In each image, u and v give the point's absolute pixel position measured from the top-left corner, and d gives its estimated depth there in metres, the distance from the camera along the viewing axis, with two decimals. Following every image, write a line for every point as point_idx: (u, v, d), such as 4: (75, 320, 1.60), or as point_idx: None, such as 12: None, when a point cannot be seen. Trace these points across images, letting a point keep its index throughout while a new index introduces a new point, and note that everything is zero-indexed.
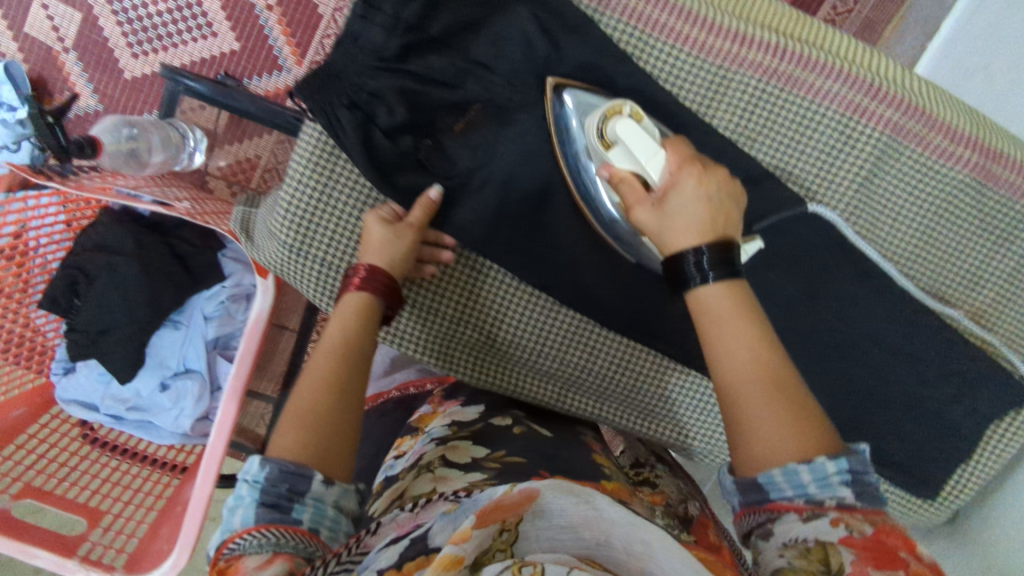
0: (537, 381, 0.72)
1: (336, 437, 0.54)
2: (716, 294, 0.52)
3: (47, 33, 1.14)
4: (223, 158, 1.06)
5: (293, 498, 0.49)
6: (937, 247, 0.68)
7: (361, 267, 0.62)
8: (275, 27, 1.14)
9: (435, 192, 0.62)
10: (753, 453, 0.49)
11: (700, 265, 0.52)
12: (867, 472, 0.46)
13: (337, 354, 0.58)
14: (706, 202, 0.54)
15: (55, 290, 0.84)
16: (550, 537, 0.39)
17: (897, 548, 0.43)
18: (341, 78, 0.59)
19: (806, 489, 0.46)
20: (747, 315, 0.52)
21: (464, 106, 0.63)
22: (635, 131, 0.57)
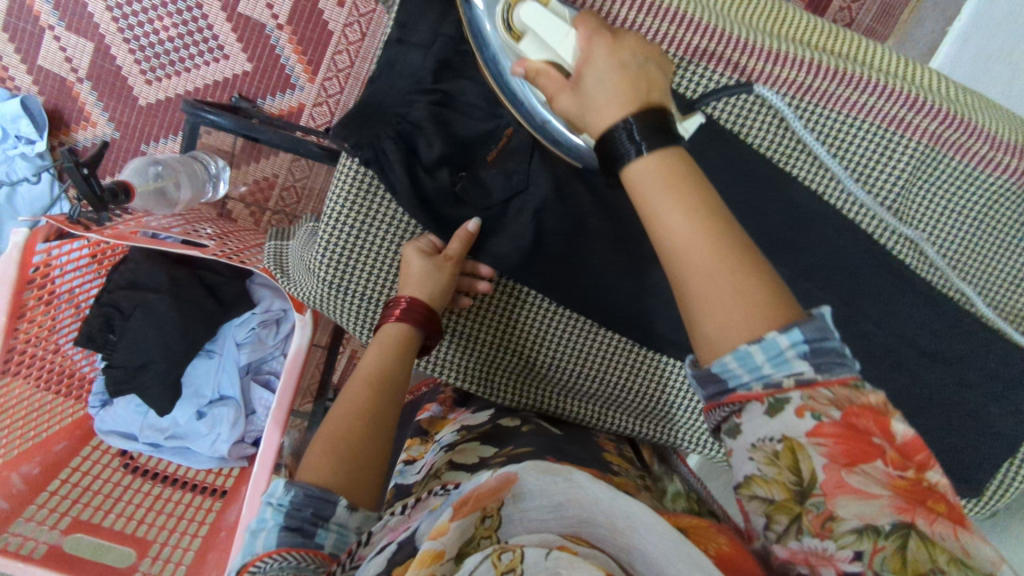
0: (576, 401, 0.74)
1: (367, 468, 0.56)
2: (647, 167, 0.46)
3: (60, 64, 1.14)
4: (244, 181, 1.07)
5: (317, 523, 0.50)
6: (971, 247, 0.71)
7: (401, 299, 0.62)
8: (286, 45, 1.14)
9: (473, 224, 0.63)
10: (712, 344, 0.45)
11: (632, 137, 0.46)
12: (829, 338, 0.42)
13: (374, 383, 0.60)
14: (622, 69, 0.50)
15: (91, 328, 0.86)
16: (535, 518, 0.38)
17: (870, 431, 0.41)
18: (381, 108, 0.64)
19: (762, 371, 0.43)
20: (679, 188, 0.46)
21: (498, 135, 0.66)
22: (543, 17, 0.53)
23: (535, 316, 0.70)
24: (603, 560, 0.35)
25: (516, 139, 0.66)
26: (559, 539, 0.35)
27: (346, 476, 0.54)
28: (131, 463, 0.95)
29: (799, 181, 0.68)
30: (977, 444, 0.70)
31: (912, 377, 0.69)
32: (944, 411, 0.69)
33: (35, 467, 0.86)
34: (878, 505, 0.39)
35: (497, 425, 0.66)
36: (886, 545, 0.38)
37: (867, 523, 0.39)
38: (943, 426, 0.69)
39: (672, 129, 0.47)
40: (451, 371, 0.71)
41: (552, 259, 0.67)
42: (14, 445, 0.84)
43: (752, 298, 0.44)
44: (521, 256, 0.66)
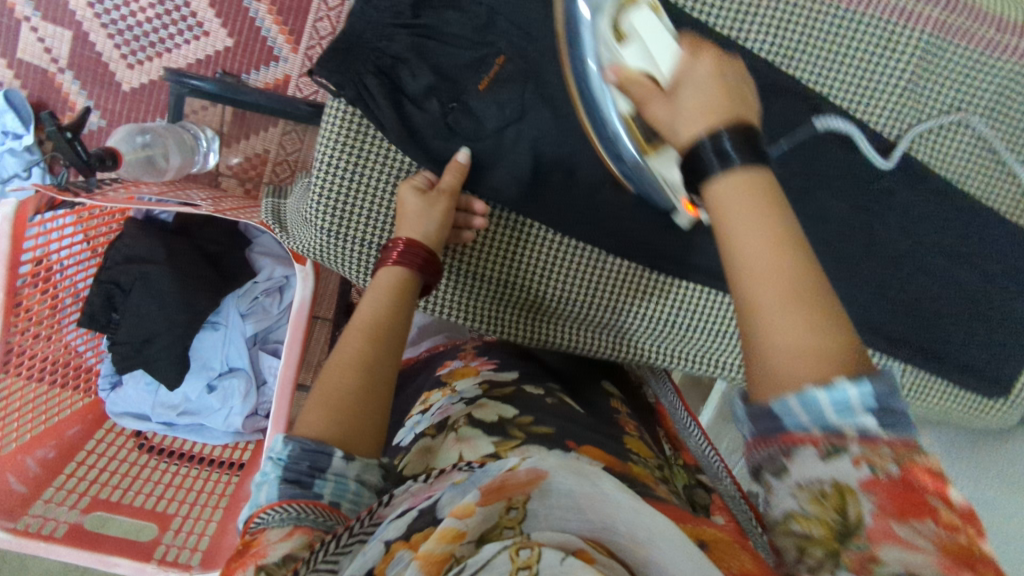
0: (586, 333, 0.72)
1: (363, 415, 0.50)
2: (733, 186, 0.43)
3: (40, 55, 1.13)
4: (235, 155, 1.05)
5: (315, 474, 0.44)
6: (983, 139, 0.70)
7: (398, 241, 0.60)
8: (265, 16, 1.12)
9: (463, 154, 0.62)
10: (771, 373, 0.40)
11: (722, 150, 0.44)
12: (899, 397, 0.36)
13: (371, 333, 0.55)
14: (721, 83, 0.48)
15: (92, 307, 0.84)
16: (559, 519, 0.36)
17: (927, 493, 0.34)
18: (359, 44, 0.60)
19: (824, 416, 0.36)
20: (764, 209, 0.43)
21: (488, 61, 0.63)
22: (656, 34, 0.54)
23: (541, 251, 0.69)
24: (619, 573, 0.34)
25: (508, 68, 0.63)
26: (578, 542, 0.34)
27: (340, 428, 0.48)
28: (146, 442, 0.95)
29: (805, 84, 0.68)
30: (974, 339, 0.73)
31: (906, 278, 0.72)
32: (941, 308, 0.72)
33: (50, 451, 0.85)
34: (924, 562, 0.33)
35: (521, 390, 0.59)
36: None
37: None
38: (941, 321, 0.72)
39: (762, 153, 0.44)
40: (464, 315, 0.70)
41: (553, 189, 0.66)
42: (27, 429, 0.82)
43: (826, 341, 0.39)
44: (522, 187, 0.66)
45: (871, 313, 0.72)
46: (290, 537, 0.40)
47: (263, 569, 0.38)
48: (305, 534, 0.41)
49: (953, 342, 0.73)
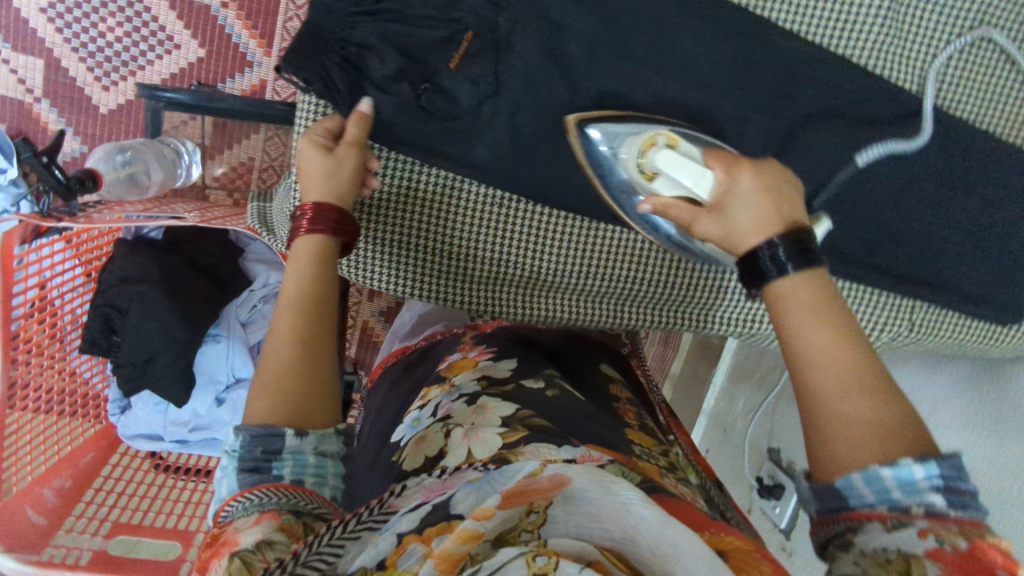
0: (575, 301, 0.73)
1: (314, 391, 0.49)
2: (795, 286, 0.47)
3: (14, 86, 1.11)
4: (220, 166, 1.04)
5: (271, 458, 0.45)
6: (976, 62, 0.67)
7: (307, 206, 0.55)
8: (235, 23, 1.10)
9: (366, 105, 0.59)
10: (834, 451, 0.42)
11: (776, 258, 0.48)
12: (966, 479, 0.39)
13: (296, 306, 0.51)
14: (765, 191, 0.50)
15: (93, 332, 0.83)
16: (580, 526, 0.35)
17: (993, 568, 0.34)
18: (323, 37, 0.58)
19: (890, 494, 0.39)
20: (820, 307, 0.46)
21: (457, 38, 0.60)
22: (674, 157, 0.52)
23: (540, 226, 0.68)
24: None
25: (478, 42, 0.61)
26: (596, 553, 0.33)
27: (289, 410, 0.48)
28: (161, 462, 0.96)
29: (778, 25, 0.64)
30: (984, 270, 0.70)
31: (908, 211, 0.70)
32: (945, 242, 0.70)
33: (66, 481, 0.84)
34: None
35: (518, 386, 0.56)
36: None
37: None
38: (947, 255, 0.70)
39: (815, 253, 0.48)
40: (468, 299, 0.71)
41: (536, 161, 0.65)
42: (40, 461, 0.81)
43: (885, 415, 0.42)
44: (503, 160, 0.65)
45: (873, 252, 0.71)
46: (258, 524, 0.42)
47: (238, 555, 0.39)
48: (274, 519, 0.42)
49: (962, 275, 0.71)
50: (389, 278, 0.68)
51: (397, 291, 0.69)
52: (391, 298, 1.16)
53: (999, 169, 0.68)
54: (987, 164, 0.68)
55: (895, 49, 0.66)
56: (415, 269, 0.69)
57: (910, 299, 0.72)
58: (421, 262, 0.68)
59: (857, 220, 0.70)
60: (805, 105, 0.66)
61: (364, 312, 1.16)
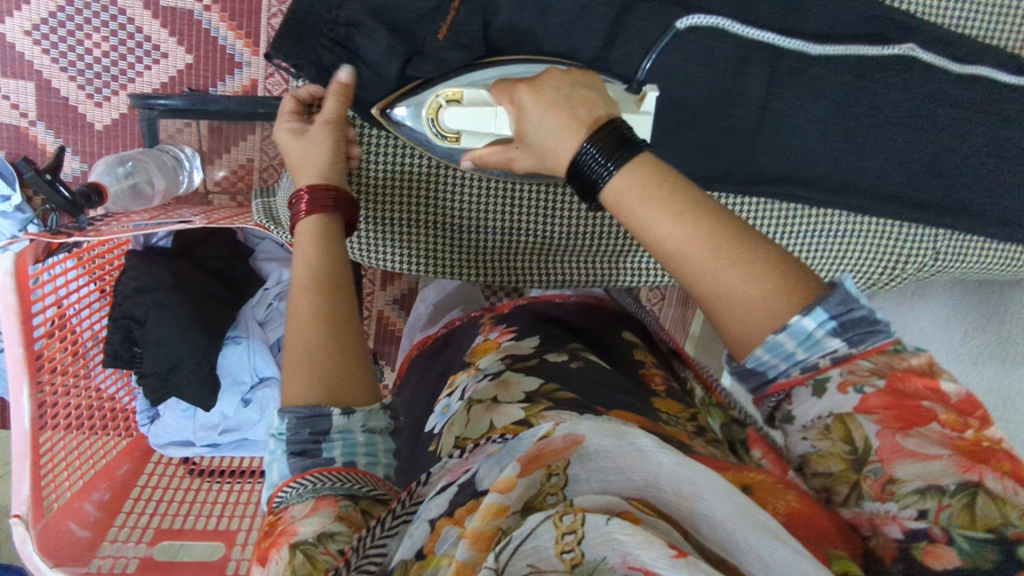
0: (588, 258, 0.72)
1: (348, 365, 0.49)
2: (623, 190, 0.45)
3: (9, 112, 1.12)
4: (221, 169, 1.04)
5: (319, 439, 0.45)
6: None
7: (302, 189, 0.55)
8: (219, 25, 1.09)
9: (344, 74, 0.57)
10: (736, 333, 0.44)
11: (596, 160, 0.45)
12: (856, 307, 0.41)
13: (307, 284, 0.51)
14: (558, 107, 0.48)
15: (114, 345, 0.84)
16: (601, 480, 0.34)
17: (919, 394, 0.39)
18: (313, 17, 0.58)
19: (796, 356, 0.42)
20: (671, 198, 0.44)
21: (444, 7, 0.58)
22: (465, 117, 0.54)
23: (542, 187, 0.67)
24: (666, 530, 0.32)
25: (465, 10, 0.59)
26: (621, 503, 0.32)
27: (324, 384, 0.47)
28: (195, 467, 0.97)
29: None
30: (1001, 191, 0.67)
31: (927, 136, 0.66)
32: (966, 162, 0.67)
33: (105, 493, 0.85)
34: (941, 466, 0.37)
35: (543, 360, 0.56)
36: (952, 503, 0.36)
37: (930, 483, 0.37)
38: (970, 177, 0.67)
39: (634, 140, 0.45)
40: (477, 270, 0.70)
41: None
42: (78, 477, 0.82)
43: (761, 282, 0.43)
44: None
45: (890, 183, 0.68)
46: (316, 512, 0.42)
47: (299, 547, 0.39)
48: (331, 506, 0.42)
49: (985, 199, 0.68)
50: (403, 257, 0.68)
51: (407, 268, 0.68)
52: (403, 285, 1.16)
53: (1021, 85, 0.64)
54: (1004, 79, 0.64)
55: None
56: (420, 244, 0.68)
57: (933, 228, 0.70)
58: (430, 238, 0.68)
59: (871, 156, 0.67)
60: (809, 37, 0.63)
61: (379, 302, 1.16)
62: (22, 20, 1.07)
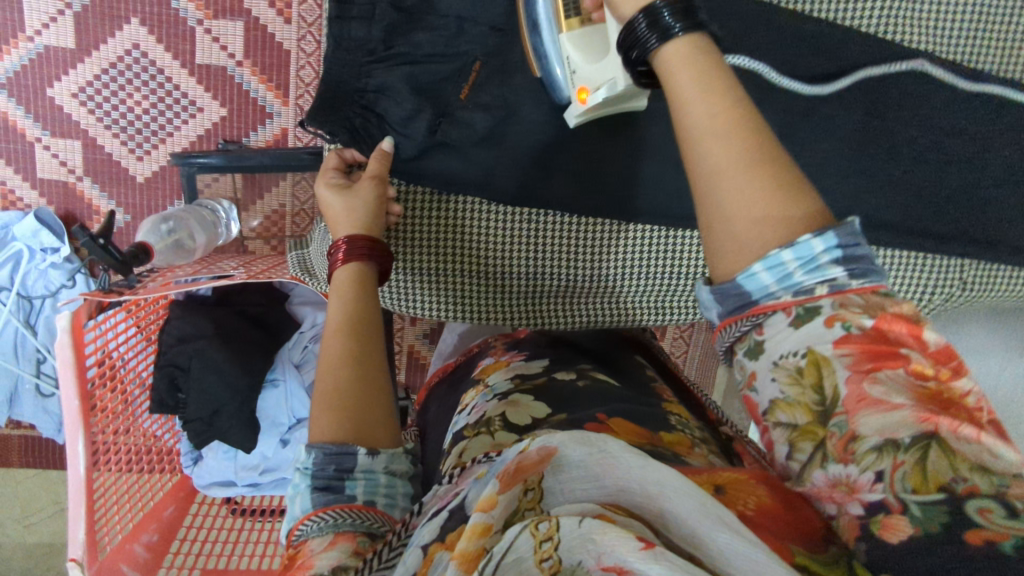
0: (629, 306, 0.72)
1: (374, 406, 0.51)
2: (682, 53, 0.45)
3: (58, 169, 1.18)
4: (255, 217, 1.08)
5: (343, 476, 0.47)
6: (999, 19, 0.65)
7: (339, 240, 0.58)
8: (251, 79, 1.15)
9: (387, 143, 0.61)
10: (736, 234, 0.43)
11: (658, 21, 0.45)
12: (861, 245, 0.41)
13: (340, 328, 0.54)
14: None
15: (160, 393, 0.87)
16: (576, 489, 0.36)
17: (901, 341, 0.39)
18: (342, 91, 0.59)
19: (794, 280, 0.41)
20: (715, 76, 0.45)
21: (467, 69, 0.61)
22: None
23: (577, 234, 0.69)
24: (640, 528, 0.34)
25: (485, 71, 0.62)
26: (596, 507, 0.34)
27: (352, 423, 0.49)
28: (237, 507, 1.01)
29: (782, 7, 0.64)
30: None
31: (946, 169, 0.67)
32: (989, 191, 0.67)
33: (153, 535, 0.87)
34: (900, 417, 0.37)
35: (552, 378, 0.60)
36: (906, 459, 0.36)
37: (887, 439, 0.37)
38: (992, 203, 0.67)
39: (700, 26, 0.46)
40: (508, 316, 0.71)
41: (563, 171, 0.66)
42: (127, 520, 0.85)
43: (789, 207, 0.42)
44: (531, 176, 0.66)
45: (912, 216, 0.68)
46: (334, 546, 0.43)
47: None
48: (348, 541, 0.43)
49: (1007, 225, 0.68)
50: (444, 306, 0.70)
51: (438, 316, 0.70)
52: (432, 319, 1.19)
53: None
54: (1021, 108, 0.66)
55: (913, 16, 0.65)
56: (454, 293, 0.70)
57: (959, 257, 0.70)
58: (471, 287, 0.70)
59: (893, 187, 0.68)
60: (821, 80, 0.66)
61: (409, 337, 1.20)
62: (69, 84, 1.13)
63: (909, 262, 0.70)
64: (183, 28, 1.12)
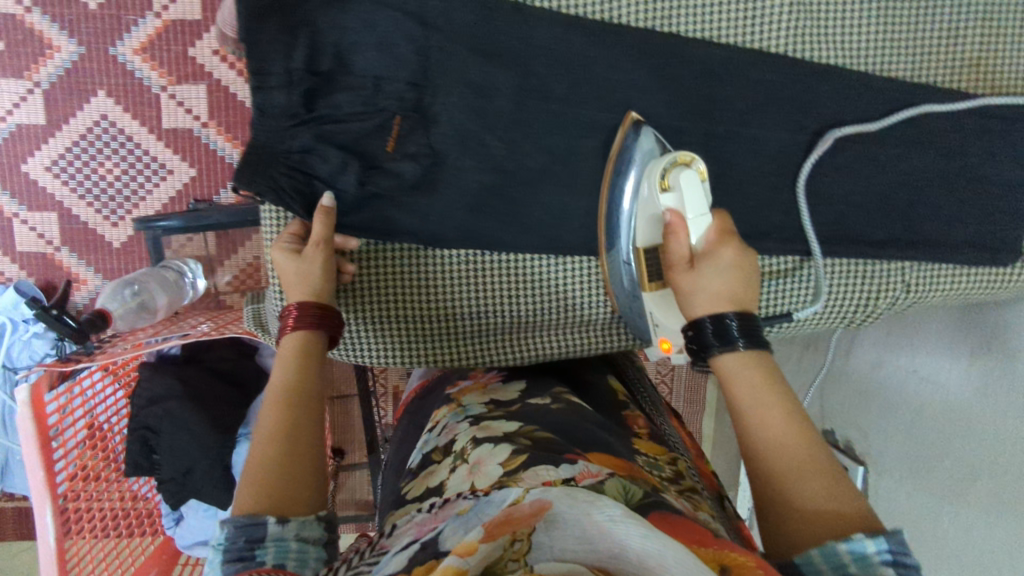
0: (575, 333, 0.72)
1: (302, 471, 0.52)
2: (739, 364, 0.54)
3: (35, 241, 1.20)
4: (228, 273, 1.11)
5: (254, 546, 0.45)
6: (902, 27, 0.67)
7: (291, 307, 0.60)
8: (217, 138, 1.18)
9: (327, 198, 0.61)
10: (789, 526, 0.47)
11: (727, 333, 0.55)
12: (914, 557, 0.42)
13: (284, 399, 0.55)
14: (736, 275, 0.58)
15: (133, 456, 0.88)
16: (566, 548, 0.36)
17: None
18: (267, 153, 0.61)
19: (846, 568, 0.42)
20: (775, 392, 0.53)
21: (387, 123, 0.63)
22: (693, 188, 0.60)
23: (512, 271, 0.69)
24: None
25: (408, 121, 0.63)
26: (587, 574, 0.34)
27: (279, 485, 0.50)
28: None
29: (685, 37, 0.66)
30: (968, 217, 0.68)
31: (876, 176, 0.68)
32: (920, 193, 0.68)
33: None
34: None
35: (527, 404, 0.61)
36: None
37: None
38: (925, 207, 0.68)
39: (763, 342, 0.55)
40: (455, 357, 0.71)
41: (495, 212, 0.66)
42: None
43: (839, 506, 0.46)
44: (466, 220, 0.66)
45: (848, 223, 0.68)
46: None
47: None
48: None
49: (943, 225, 0.68)
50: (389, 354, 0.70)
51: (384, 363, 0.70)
52: None
53: (956, 117, 0.67)
54: (935, 119, 0.67)
55: (811, 31, 0.67)
56: (397, 341, 0.70)
57: (901, 261, 0.69)
58: (413, 334, 0.69)
59: (824, 202, 0.68)
60: (741, 102, 0.67)
61: (393, 377, 1.20)
62: (43, 158, 1.16)
63: (859, 273, 0.69)
64: (148, 95, 1.15)
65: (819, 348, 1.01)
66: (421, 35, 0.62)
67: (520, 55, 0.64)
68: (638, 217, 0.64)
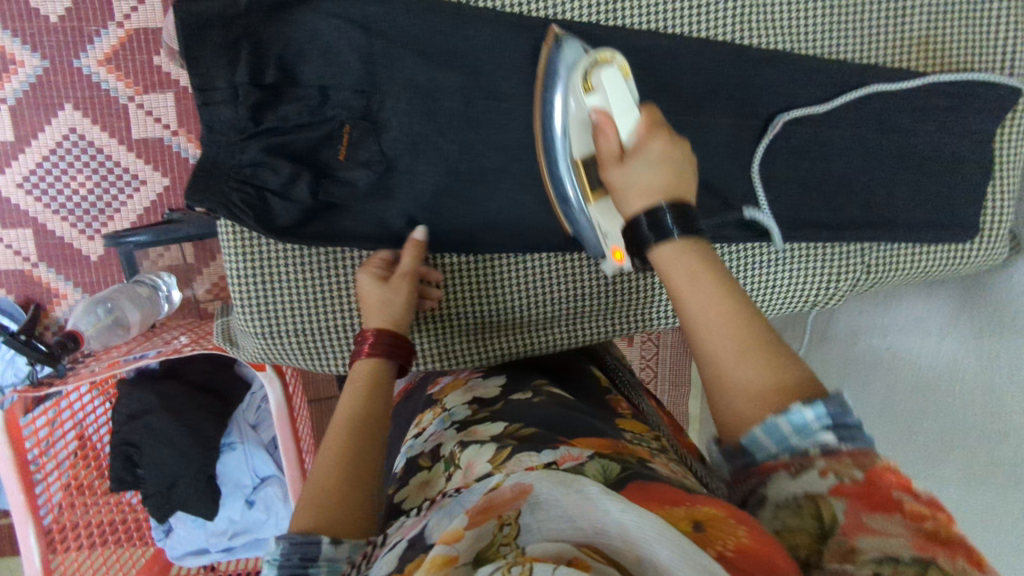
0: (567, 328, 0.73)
1: (354, 492, 0.50)
2: (678, 252, 0.52)
3: (12, 259, 1.20)
4: (206, 283, 1.11)
5: (307, 564, 0.45)
6: (851, 10, 0.66)
7: (367, 334, 0.60)
8: (188, 146, 1.17)
9: (420, 233, 0.64)
10: (736, 410, 0.47)
11: (660, 226, 0.53)
12: (851, 415, 0.44)
13: (358, 421, 0.55)
14: (669, 168, 0.55)
15: (117, 471, 0.89)
16: (551, 528, 0.35)
17: (894, 491, 0.39)
18: (217, 169, 0.60)
19: (789, 441, 0.44)
20: (713, 278, 0.52)
21: (337, 132, 0.62)
22: (617, 84, 0.56)
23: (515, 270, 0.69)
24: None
25: (358, 130, 0.62)
26: (571, 549, 0.32)
27: (331, 504, 0.49)
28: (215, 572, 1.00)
29: (631, 29, 0.65)
30: (922, 196, 0.69)
31: (831, 160, 0.68)
32: (874, 175, 0.69)
33: None
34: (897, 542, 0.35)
35: (510, 400, 0.60)
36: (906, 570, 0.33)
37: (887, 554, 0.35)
38: (880, 189, 0.69)
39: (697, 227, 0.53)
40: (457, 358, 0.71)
41: (452, 215, 0.67)
42: None
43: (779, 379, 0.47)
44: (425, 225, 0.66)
45: (803, 211, 0.68)
46: None
47: None
48: None
49: (899, 206, 0.69)
50: None
51: None
52: None
53: (906, 98, 0.67)
54: (884, 99, 0.67)
55: (759, 18, 0.66)
56: None
57: (859, 242, 0.70)
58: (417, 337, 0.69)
59: (781, 190, 0.68)
60: (695, 92, 0.66)
61: None
62: (14, 175, 1.15)
63: (817, 255, 0.70)
64: (115, 106, 1.14)
65: (794, 327, 1.01)
66: (365, 42, 0.61)
67: (466, 56, 0.64)
68: (570, 127, 0.59)
